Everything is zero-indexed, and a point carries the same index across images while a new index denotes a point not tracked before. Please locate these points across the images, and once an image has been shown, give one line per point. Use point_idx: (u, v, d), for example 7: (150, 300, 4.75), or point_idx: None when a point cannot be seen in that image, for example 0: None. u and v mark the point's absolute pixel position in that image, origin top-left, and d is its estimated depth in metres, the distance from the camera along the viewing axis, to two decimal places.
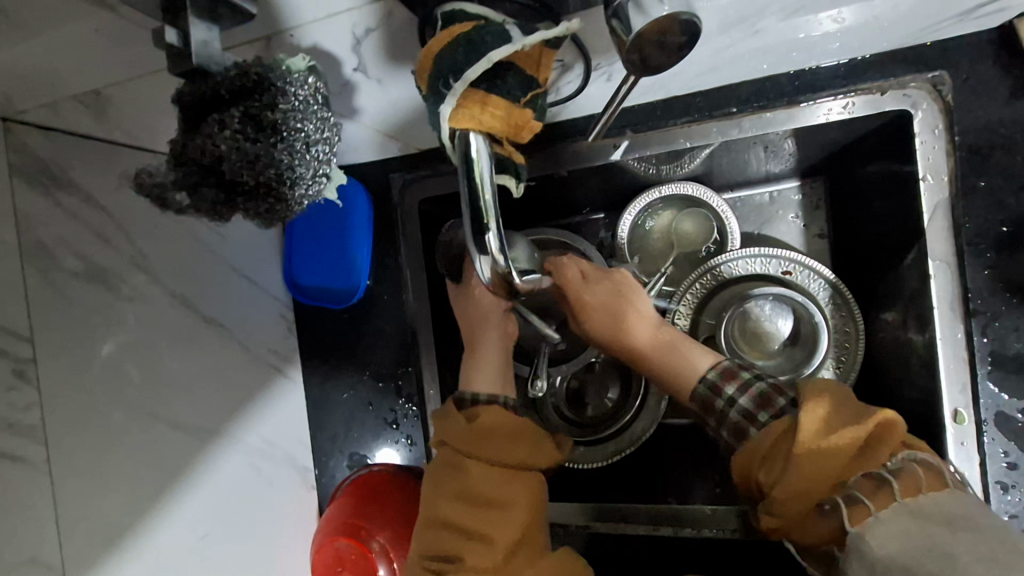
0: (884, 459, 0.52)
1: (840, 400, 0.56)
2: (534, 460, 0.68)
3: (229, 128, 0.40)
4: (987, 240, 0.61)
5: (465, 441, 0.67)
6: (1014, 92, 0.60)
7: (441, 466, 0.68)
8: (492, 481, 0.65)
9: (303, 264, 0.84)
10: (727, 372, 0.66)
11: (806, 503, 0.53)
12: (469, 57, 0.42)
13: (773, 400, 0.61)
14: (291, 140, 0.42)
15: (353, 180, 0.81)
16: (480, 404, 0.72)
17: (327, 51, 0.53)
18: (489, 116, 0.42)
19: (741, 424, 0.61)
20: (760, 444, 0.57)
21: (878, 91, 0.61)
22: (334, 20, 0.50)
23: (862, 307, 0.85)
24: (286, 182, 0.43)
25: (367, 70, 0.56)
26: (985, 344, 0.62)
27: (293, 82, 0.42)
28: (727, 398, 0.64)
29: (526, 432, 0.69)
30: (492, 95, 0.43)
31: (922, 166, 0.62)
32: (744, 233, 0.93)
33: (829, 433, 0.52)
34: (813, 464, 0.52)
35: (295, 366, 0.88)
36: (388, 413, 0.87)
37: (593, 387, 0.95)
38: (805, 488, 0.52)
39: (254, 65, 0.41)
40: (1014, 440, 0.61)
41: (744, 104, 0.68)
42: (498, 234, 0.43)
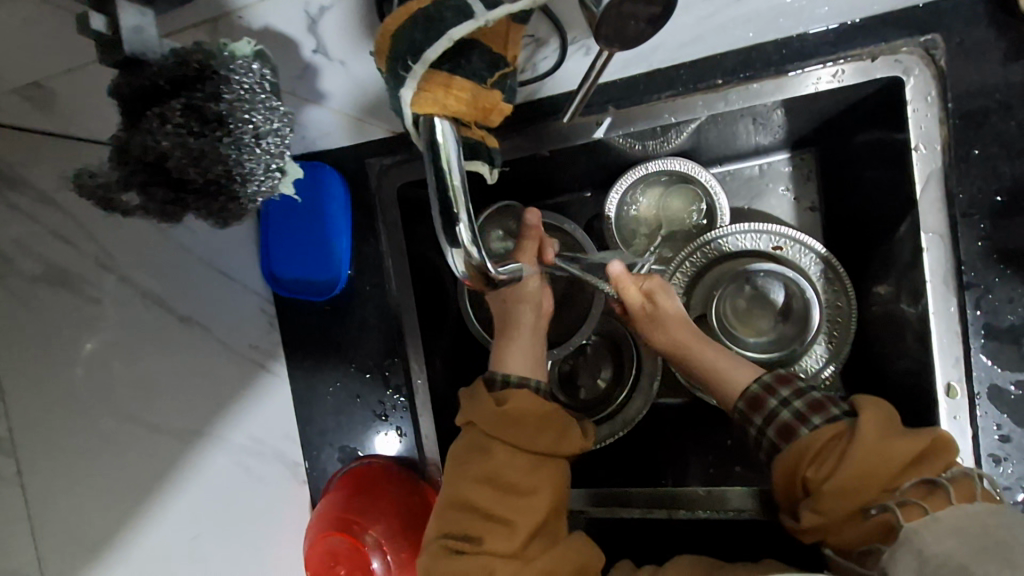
0: (933, 469, 0.56)
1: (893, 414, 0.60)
2: (560, 448, 0.66)
3: (171, 122, 0.41)
4: (979, 210, 0.59)
5: (493, 425, 0.66)
6: (1009, 55, 0.57)
7: (466, 449, 0.66)
8: (518, 468, 0.64)
9: (282, 255, 0.80)
10: (782, 377, 0.68)
11: (855, 502, 0.56)
12: (428, 35, 0.38)
13: (826, 407, 0.63)
14: (237, 133, 0.42)
15: (328, 166, 0.79)
16: (510, 386, 0.69)
17: (283, 31, 0.56)
18: (454, 100, 0.39)
19: (791, 424, 0.64)
20: (816, 444, 0.60)
21: (869, 57, 0.59)
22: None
23: (855, 280, 0.83)
24: (236, 178, 0.43)
25: (324, 52, 0.57)
26: (979, 316, 0.60)
27: (236, 70, 0.43)
28: (782, 399, 0.66)
29: (556, 419, 0.67)
30: (456, 78, 0.39)
31: (914, 135, 0.60)
32: (735, 208, 0.90)
33: (889, 437, 0.57)
34: (870, 463, 0.56)
35: (278, 359, 0.83)
36: (377, 406, 0.83)
37: (586, 370, 0.94)
38: (859, 487, 0.56)
39: (195, 51, 0.42)
40: (1008, 413, 0.60)
41: (730, 74, 0.63)
42: (467, 224, 0.40)
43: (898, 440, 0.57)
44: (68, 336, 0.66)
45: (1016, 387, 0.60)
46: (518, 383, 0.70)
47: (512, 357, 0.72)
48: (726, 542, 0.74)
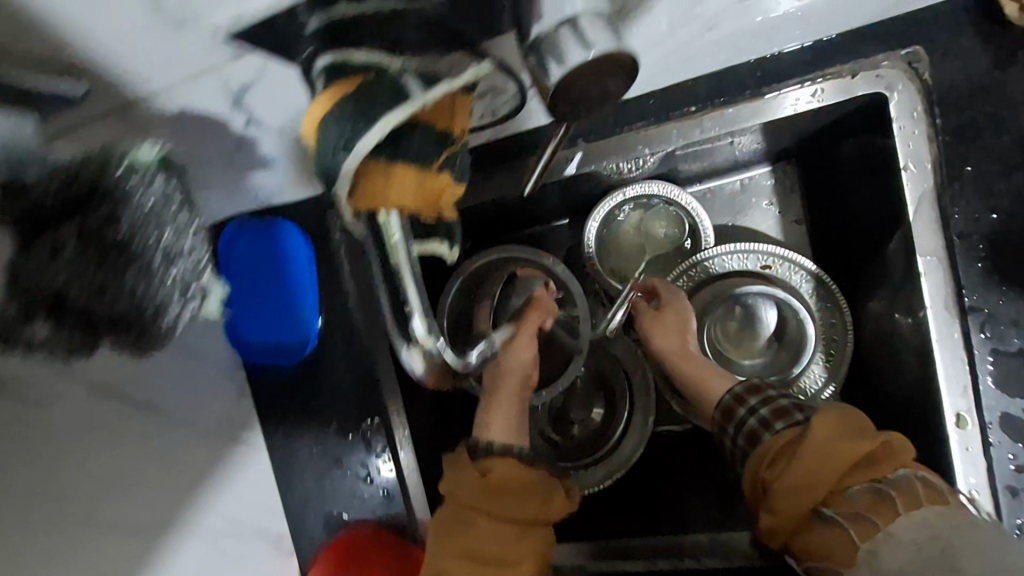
0: (885, 472, 0.50)
1: (862, 419, 0.53)
2: (546, 514, 0.63)
3: (65, 256, 0.38)
4: (977, 231, 0.56)
5: (474, 496, 0.61)
6: (997, 64, 0.54)
7: (450, 523, 0.61)
8: (501, 539, 0.59)
9: (247, 318, 0.78)
10: (753, 387, 0.65)
11: (803, 505, 0.51)
12: (358, 122, 0.34)
13: (790, 412, 0.59)
14: (144, 258, 0.41)
15: (288, 223, 0.75)
16: (493, 454, 0.66)
17: (203, 109, 0.48)
18: (397, 187, 0.35)
19: (757, 432, 0.60)
20: (772, 447, 0.56)
21: (849, 74, 0.56)
22: (203, 78, 0.45)
23: (847, 294, 0.80)
24: (152, 308, 0.42)
25: (257, 124, 0.51)
26: (985, 341, 0.56)
27: (134, 184, 0.41)
28: (750, 407, 0.63)
29: (533, 487, 0.63)
30: (396, 166, 0.35)
31: (902, 154, 0.56)
32: (719, 226, 0.87)
33: (839, 438, 0.51)
34: (815, 460, 0.51)
35: (254, 430, 0.78)
36: (360, 468, 0.80)
37: (577, 405, 0.89)
38: (804, 488, 0.51)
39: (86, 169, 0.39)
40: (1021, 441, 0.57)
41: (705, 102, 0.59)
42: (421, 316, 0.37)
43: (851, 441, 0.51)
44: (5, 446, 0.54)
45: None
46: (500, 451, 0.67)
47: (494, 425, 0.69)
48: None
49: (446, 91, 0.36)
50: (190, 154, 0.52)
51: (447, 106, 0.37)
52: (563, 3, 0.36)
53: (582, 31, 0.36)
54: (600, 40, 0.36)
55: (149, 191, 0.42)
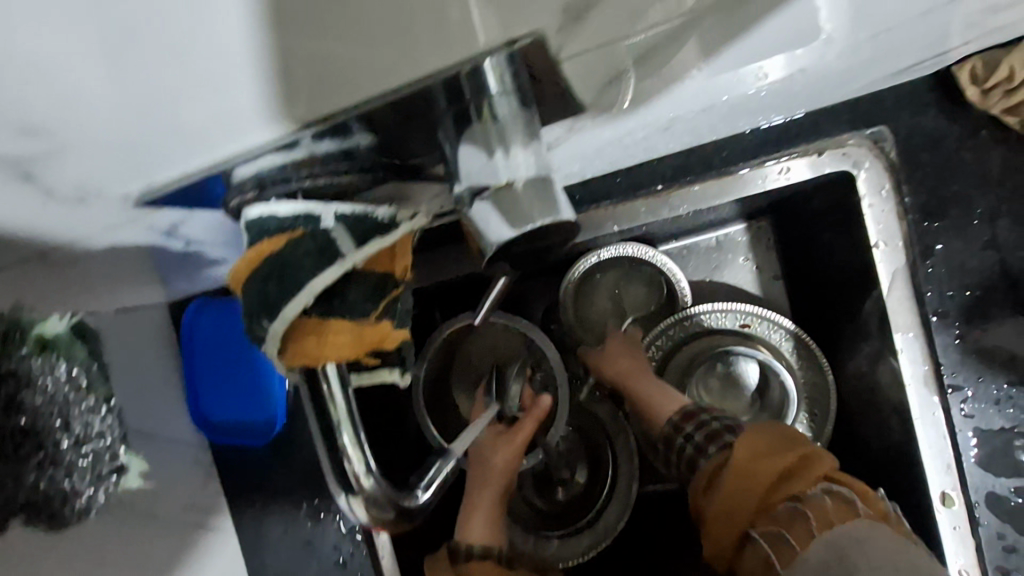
0: (805, 488, 0.51)
1: (784, 432, 0.55)
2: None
3: None
4: (951, 308, 0.54)
5: None
6: (961, 141, 0.53)
7: None
8: None
9: (212, 396, 0.74)
10: (688, 413, 0.67)
11: (732, 530, 0.53)
12: (282, 287, 0.35)
13: (720, 436, 0.61)
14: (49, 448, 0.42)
15: None
16: (474, 558, 0.65)
17: (134, 244, 0.42)
18: (328, 344, 0.37)
19: (693, 458, 0.62)
20: (704, 474, 0.58)
21: (815, 152, 0.55)
22: (132, 226, 0.39)
23: (828, 351, 0.79)
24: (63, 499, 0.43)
25: (197, 244, 0.46)
26: (967, 419, 0.55)
27: (43, 375, 0.42)
28: (686, 435, 0.64)
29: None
30: (328, 322, 0.36)
31: (874, 232, 0.55)
32: (695, 282, 0.85)
33: (757, 460, 0.53)
34: (735, 487, 0.53)
35: (223, 513, 0.75)
36: (333, 552, 0.76)
37: (562, 471, 0.85)
38: (728, 513, 0.53)
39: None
40: (1010, 523, 0.55)
41: (670, 180, 0.59)
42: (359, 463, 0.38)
43: (772, 461, 0.53)
44: None
45: (1018, 494, 0.55)
46: (482, 554, 0.66)
47: (475, 522, 0.69)
48: None
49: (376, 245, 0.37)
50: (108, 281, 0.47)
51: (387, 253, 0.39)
52: (497, 168, 0.36)
53: (519, 200, 0.36)
54: (538, 214, 0.36)
55: (55, 373, 0.44)
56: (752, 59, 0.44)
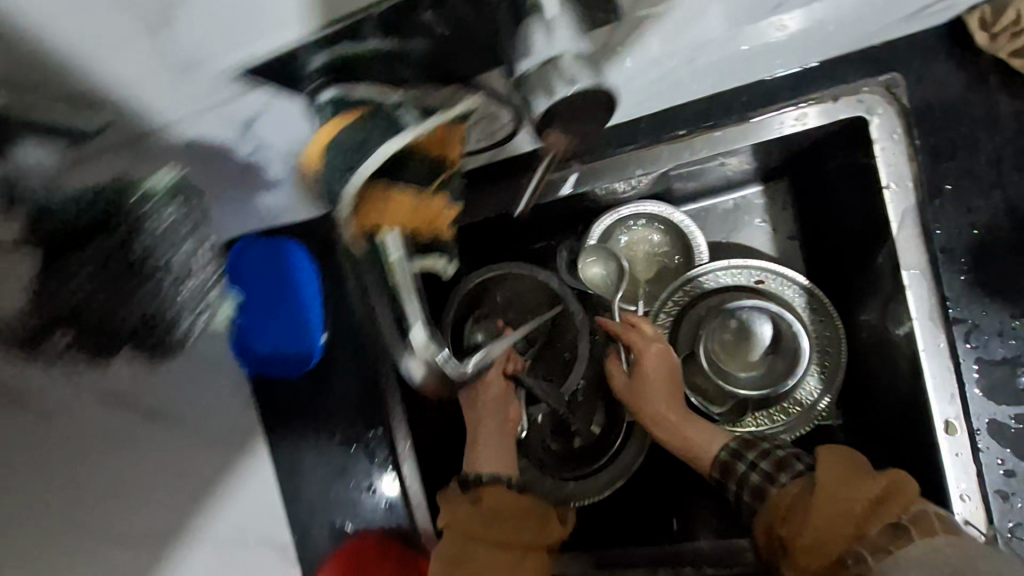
0: (898, 510, 0.52)
1: (860, 460, 0.57)
2: (541, 537, 0.68)
3: (80, 275, 0.50)
4: (959, 246, 0.58)
5: (477, 527, 0.67)
6: (970, 87, 0.57)
7: (447, 554, 0.66)
8: (501, 564, 0.65)
9: (255, 327, 0.79)
10: (749, 441, 0.66)
11: (826, 557, 0.52)
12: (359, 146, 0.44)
13: (788, 461, 0.61)
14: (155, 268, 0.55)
15: (296, 240, 0.77)
16: (484, 484, 0.70)
17: (211, 140, 0.55)
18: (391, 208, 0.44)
19: (762, 485, 0.61)
20: (782, 500, 0.58)
21: (830, 99, 0.58)
22: (217, 111, 0.51)
23: (840, 307, 0.82)
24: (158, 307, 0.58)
25: (262, 145, 0.57)
26: (970, 350, 0.59)
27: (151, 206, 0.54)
28: (749, 460, 0.64)
29: (535, 510, 0.70)
30: (393, 186, 0.44)
31: (884, 173, 0.58)
32: (713, 243, 0.89)
33: (845, 481, 0.54)
34: (826, 510, 0.53)
35: (259, 438, 0.82)
36: (363, 478, 0.82)
37: (579, 418, 0.88)
38: (819, 541, 0.53)
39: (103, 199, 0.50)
40: (1010, 448, 0.59)
41: (692, 125, 0.63)
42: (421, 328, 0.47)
43: (856, 483, 0.54)
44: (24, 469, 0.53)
45: (1016, 421, 0.58)
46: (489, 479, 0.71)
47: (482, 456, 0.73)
48: None
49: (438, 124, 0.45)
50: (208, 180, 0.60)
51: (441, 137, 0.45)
52: None
53: None
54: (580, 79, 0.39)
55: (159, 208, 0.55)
56: (771, 10, 0.50)
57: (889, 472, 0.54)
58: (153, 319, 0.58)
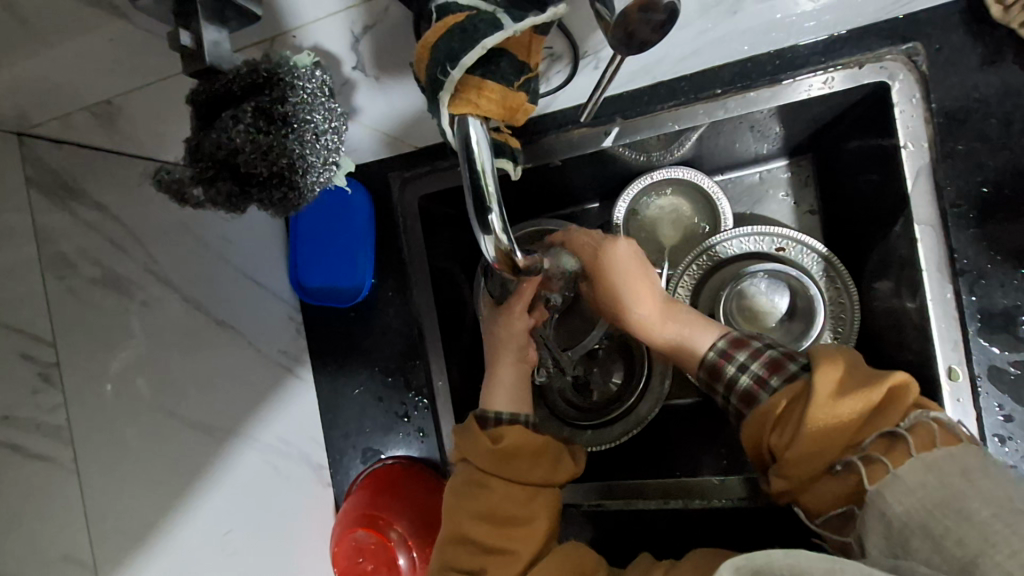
0: (895, 419, 0.54)
1: (853, 366, 0.59)
2: (554, 477, 0.72)
3: (243, 121, 0.41)
4: (968, 202, 0.64)
5: (487, 460, 0.71)
6: (985, 59, 0.63)
7: (464, 485, 0.70)
8: (515, 498, 0.68)
9: (308, 266, 0.87)
10: (737, 341, 0.68)
11: (815, 468, 0.56)
12: (463, 43, 0.42)
13: (783, 365, 0.63)
14: (302, 130, 0.44)
15: (356, 181, 0.84)
16: (502, 423, 0.74)
17: (328, 53, 0.56)
18: (485, 100, 0.44)
19: (752, 390, 0.64)
20: (771, 408, 0.60)
21: (856, 65, 0.64)
22: (336, 19, 0.53)
23: (856, 278, 0.87)
24: (299, 170, 0.44)
25: (364, 69, 0.58)
26: (974, 301, 0.64)
27: (300, 76, 0.44)
28: (738, 363, 0.67)
29: (548, 450, 0.73)
30: (487, 80, 0.43)
31: (902, 134, 0.64)
32: (737, 214, 0.95)
33: (841, 397, 0.55)
34: (823, 421, 0.55)
35: (305, 364, 0.89)
36: (399, 407, 0.88)
37: (597, 373, 0.93)
38: (813, 453, 0.56)
39: (264, 62, 0.43)
40: (1007, 393, 0.63)
41: (727, 85, 0.69)
42: (500, 214, 0.44)
43: (850, 396, 0.55)
44: (107, 342, 0.61)
45: (1015, 367, 0.63)
46: (509, 419, 0.74)
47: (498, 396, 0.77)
48: (746, 533, 0.76)
49: (530, 28, 0.44)
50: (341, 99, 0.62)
51: (527, 43, 0.45)
52: None
53: None
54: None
55: (305, 83, 0.44)
56: None
57: (888, 380, 0.55)
58: (287, 175, 0.44)
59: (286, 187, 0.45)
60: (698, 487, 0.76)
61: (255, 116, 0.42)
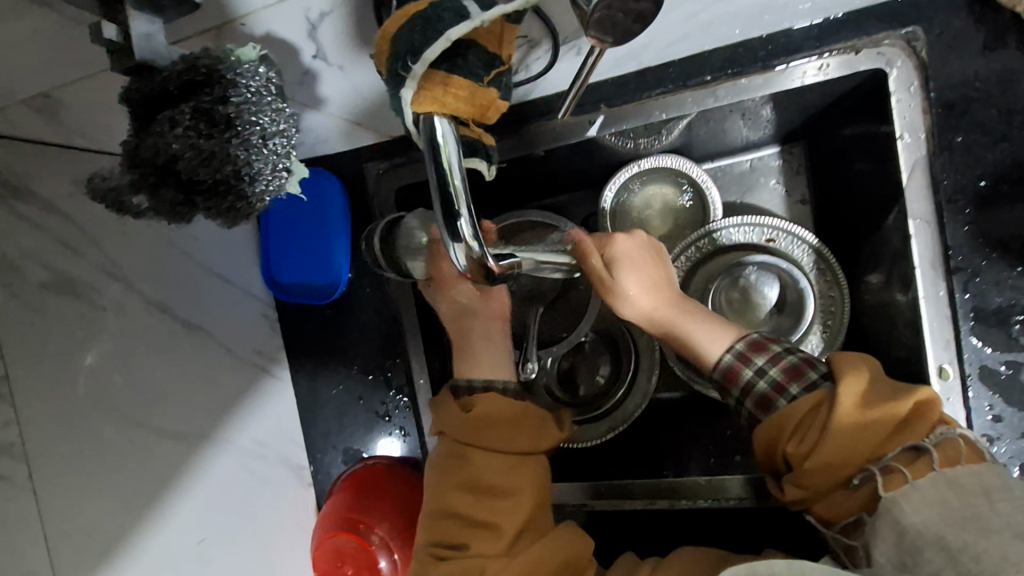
0: (921, 434, 0.54)
1: (879, 379, 0.58)
2: (538, 442, 0.69)
3: (182, 125, 0.39)
4: (964, 196, 0.61)
5: (461, 430, 0.68)
6: (988, 44, 0.59)
7: (446, 456, 0.68)
8: (499, 470, 0.66)
9: (282, 260, 0.81)
10: (756, 343, 0.66)
11: (835, 479, 0.56)
12: (426, 35, 0.38)
13: (803, 371, 0.61)
14: (245, 133, 0.40)
15: (327, 172, 0.80)
16: (475, 390, 0.73)
17: (284, 39, 0.54)
18: (452, 97, 0.40)
19: (767, 394, 0.62)
20: (793, 415, 0.59)
21: (853, 50, 0.61)
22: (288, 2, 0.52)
23: (847, 269, 0.85)
24: (244, 178, 0.41)
25: (324, 55, 0.55)
26: (967, 299, 0.61)
27: (243, 73, 0.41)
28: (756, 367, 0.64)
29: (531, 417, 0.70)
30: (454, 76, 0.40)
31: (899, 125, 0.61)
32: (727, 203, 0.92)
33: (869, 410, 0.55)
34: (849, 434, 0.55)
35: (283, 364, 0.84)
36: (380, 406, 0.85)
37: (584, 368, 0.91)
38: (836, 464, 0.55)
39: (202, 57, 0.40)
40: (998, 393, 0.62)
41: (718, 72, 0.65)
42: (469, 219, 0.41)
43: (877, 408, 0.55)
44: None
45: (1007, 367, 0.61)
46: (484, 388, 0.74)
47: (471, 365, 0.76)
48: (733, 532, 0.75)
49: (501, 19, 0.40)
50: (286, 85, 0.59)
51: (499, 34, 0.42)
52: None
53: None
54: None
55: (245, 78, 0.40)
56: None
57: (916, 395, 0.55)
58: (232, 184, 0.41)
59: (235, 196, 0.42)
60: (687, 488, 0.73)
61: (195, 119, 0.39)
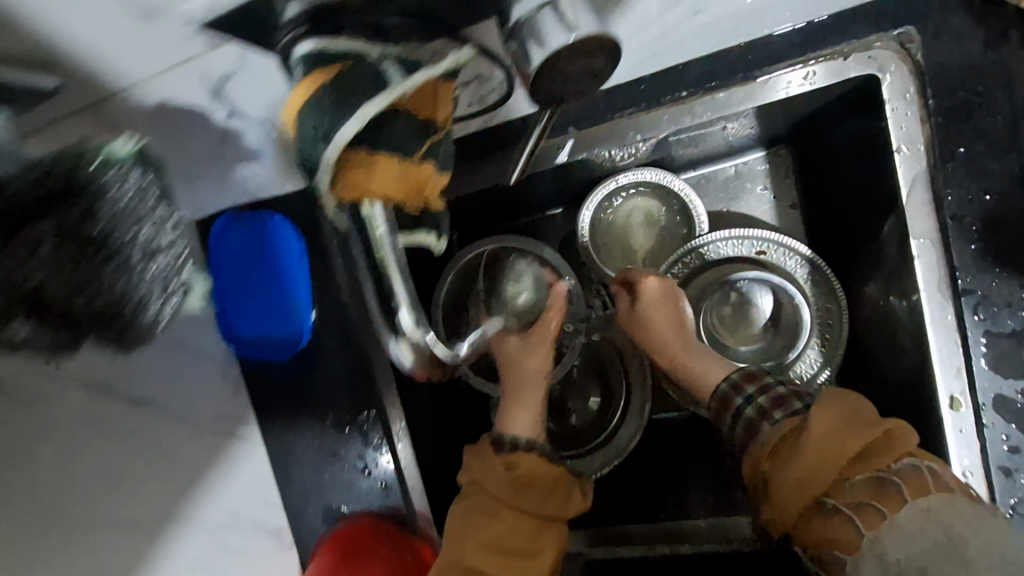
0: (886, 461, 0.49)
1: (859, 411, 0.52)
2: (565, 511, 0.62)
3: (50, 250, 0.45)
4: (971, 213, 0.56)
5: (497, 486, 0.62)
6: (988, 43, 0.54)
7: (468, 510, 0.62)
8: (524, 531, 0.60)
9: (239, 313, 0.75)
10: (750, 373, 0.63)
11: (808, 501, 0.50)
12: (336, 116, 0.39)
13: (789, 401, 0.57)
14: (120, 256, 0.47)
15: (275, 214, 0.72)
16: (520, 449, 0.64)
17: None
18: (375, 179, 0.40)
19: (755, 420, 0.58)
20: (773, 437, 0.54)
21: (840, 56, 0.56)
22: None
23: (844, 279, 0.80)
24: (122, 297, 0.48)
25: None
26: (978, 323, 0.56)
27: (115, 190, 0.47)
28: (748, 394, 0.61)
29: (561, 485, 0.63)
30: (376, 155, 0.40)
31: (896, 136, 0.56)
32: (713, 213, 0.86)
33: (838, 430, 0.50)
34: (823, 452, 0.49)
35: (250, 424, 0.75)
36: (358, 461, 0.75)
37: (574, 396, 0.86)
38: (808, 484, 0.50)
39: (69, 173, 0.46)
40: (1016, 423, 0.56)
41: (696, 86, 0.58)
42: (408, 308, 0.46)
43: (851, 429, 0.50)
44: None
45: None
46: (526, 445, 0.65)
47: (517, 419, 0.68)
48: None
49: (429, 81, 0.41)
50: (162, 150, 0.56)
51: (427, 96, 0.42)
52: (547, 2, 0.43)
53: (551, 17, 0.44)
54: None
55: (124, 187, 0.48)
56: None
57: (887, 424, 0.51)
58: (114, 305, 0.48)
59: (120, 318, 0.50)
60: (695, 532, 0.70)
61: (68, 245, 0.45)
